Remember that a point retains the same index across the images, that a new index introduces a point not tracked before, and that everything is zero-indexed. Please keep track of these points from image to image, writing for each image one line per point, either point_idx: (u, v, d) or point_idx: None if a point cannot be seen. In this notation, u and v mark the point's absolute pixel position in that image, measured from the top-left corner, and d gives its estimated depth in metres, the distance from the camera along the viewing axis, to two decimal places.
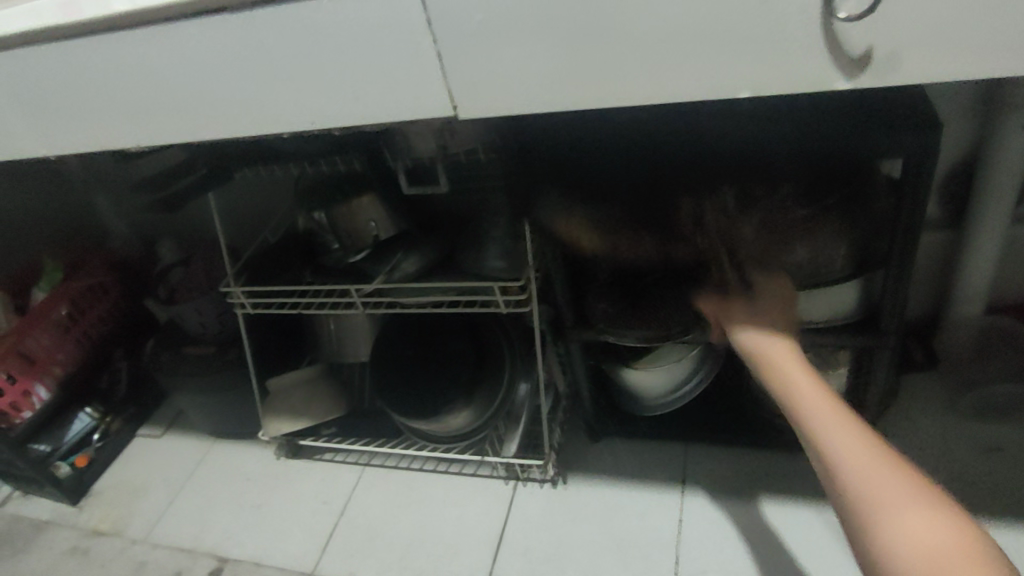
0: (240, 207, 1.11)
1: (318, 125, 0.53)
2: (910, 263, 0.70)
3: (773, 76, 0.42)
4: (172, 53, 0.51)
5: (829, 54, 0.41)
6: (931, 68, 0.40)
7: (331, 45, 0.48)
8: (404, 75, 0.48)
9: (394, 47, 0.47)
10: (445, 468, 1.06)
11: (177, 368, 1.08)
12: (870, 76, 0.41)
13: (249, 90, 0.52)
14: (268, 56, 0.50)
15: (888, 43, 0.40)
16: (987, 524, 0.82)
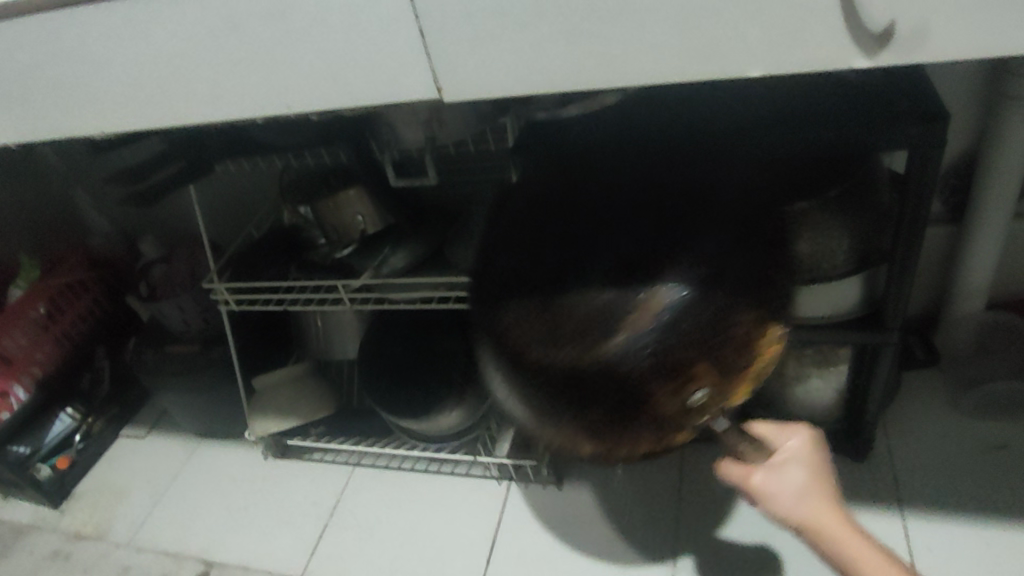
0: (223, 201, 1.07)
1: (293, 109, 0.51)
2: (915, 258, 0.68)
3: (785, 55, 0.40)
4: (141, 32, 0.48)
5: (849, 29, 0.38)
6: (956, 43, 0.37)
7: (312, 24, 0.45)
8: (387, 58, 0.45)
9: (376, 28, 0.44)
10: (437, 468, 1.03)
11: (160, 367, 1.05)
12: (889, 53, 0.39)
13: (225, 71, 0.49)
14: (236, 36, 0.47)
15: (911, 16, 0.37)
16: (992, 524, 0.80)
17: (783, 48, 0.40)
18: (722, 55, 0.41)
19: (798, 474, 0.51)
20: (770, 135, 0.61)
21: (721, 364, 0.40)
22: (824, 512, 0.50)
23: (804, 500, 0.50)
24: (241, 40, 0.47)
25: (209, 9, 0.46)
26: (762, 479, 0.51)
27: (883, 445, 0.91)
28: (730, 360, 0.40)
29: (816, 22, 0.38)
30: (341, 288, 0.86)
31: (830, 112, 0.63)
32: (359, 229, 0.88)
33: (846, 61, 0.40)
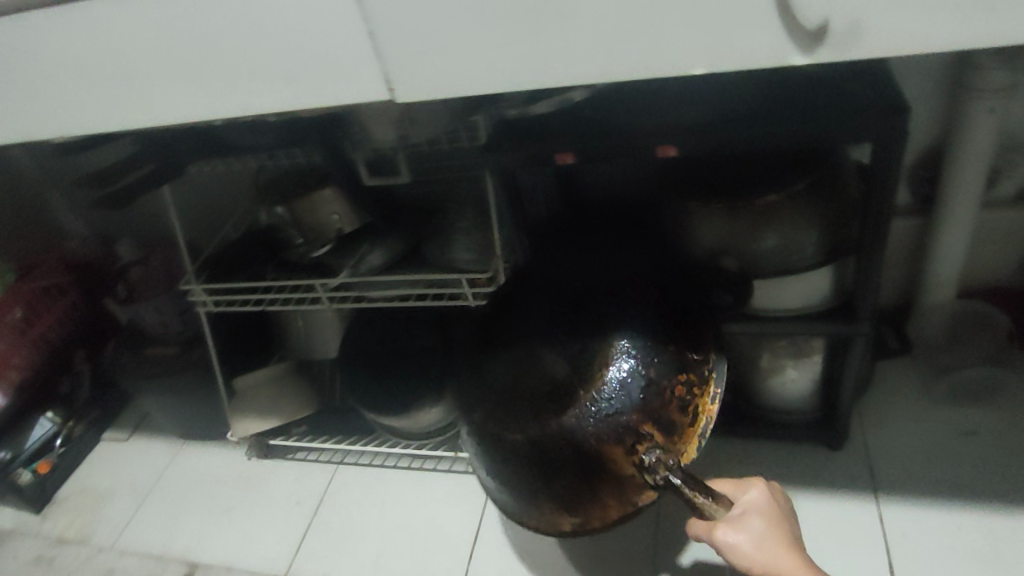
0: (199, 203, 1.07)
1: (248, 110, 0.51)
2: (881, 247, 0.68)
3: (729, 52, 0.42)
4: (106, 34, 0.49)
5: (784, 26, 0.40)
6: (892, 41, 0.39)
7: (273, 24, 0.45)
8: (340, 55, 0.46)
9: (329, 30, 0.45)
10: (419, 465, 1.04)
11: (140, 370, 1.04)
12: (828, 49, 0.41)
13: (190, 74, 0.49)
14: (188, 38, 0.47)
15: (843, 15, 0.39)
16: (962, 509, 0.82)
17: (727, 45, 0.41)
18: (671, 52, 0.42)
19: (757, 525, 0.54)
20: (734, 128, 0.62)
21: (659, 425, 0.63)
22: (787, 566, 0.51)
23: (767, 551, 0.52)
24: (204, 41, 0.47)
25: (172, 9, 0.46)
26: (722, 531, 0.53)
27: (858, 433, 0.93)
28: (665, 421, 0.63)
29: (759, 19, 0.40)
30: (318, 287, 0.86)
31: (793, 105, 0.63)
32: (336, 228, 0.88)
33: (787, 57, 0.42)
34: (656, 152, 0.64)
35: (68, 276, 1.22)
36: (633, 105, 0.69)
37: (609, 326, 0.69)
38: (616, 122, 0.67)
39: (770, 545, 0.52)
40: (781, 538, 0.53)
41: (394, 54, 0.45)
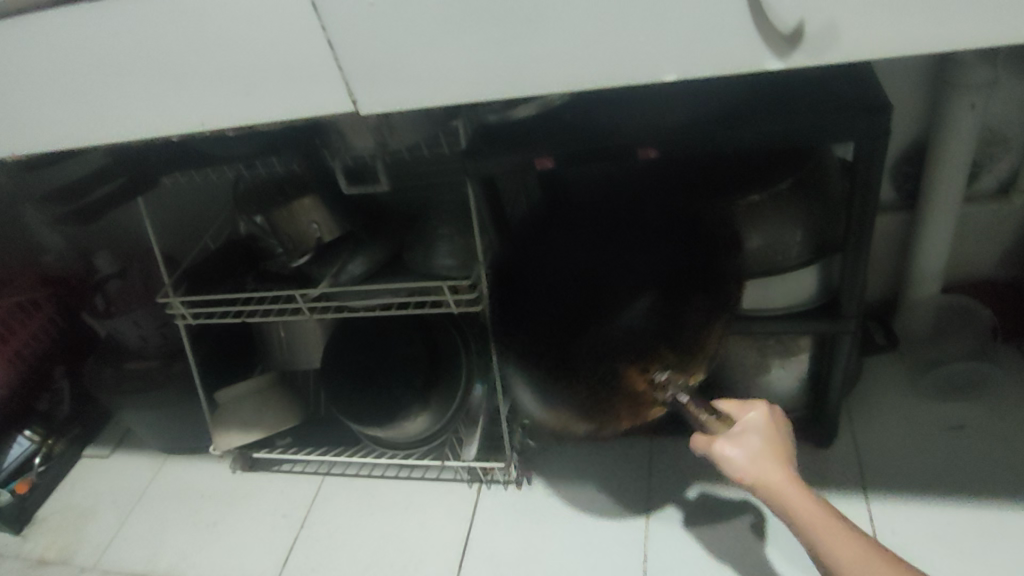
0: (176, 214, 1.05)
1: (211, 126, 0.52)
2: (866, 246, 0.68)
3: (702, 60, 0.44)
4: (87, 47, 0.49)
5: (760, 29, 0.42)
6: (866, 46, 0.42)
7: (252, 36, 0.47)
8: (304, 72, 0.48)
9: (296, 48, 0.47)
10: (407, 474, 1.02)
11: (120, 385, 1.03)
12: (800, 53, 0.43)
13: (174, 86, 0.50)
14: (151, 54, 0.49)
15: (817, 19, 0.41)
16: (952, 504, 0.82)
17: (700, 51, 0.43)
18: (642, 55, 0.44)
19: (754, 445, 0.61)
20: (714, 129, 0.61)
21: (676, 352, 0.63)
22: (778, 475, 0.59)
23: (762, 463, 0.60)
24: (186, 53, 0.48)
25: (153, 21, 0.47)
26: (725, 448, 0.61)
27: (846, 429, 0.93)
28: (683, 346, 0.63)
29: (730, 26, 0.42)
30: (299, 298, 0.85)
31: (775, 104, 0.63)
32: (315, 238, 0.84)
33: (761, 61, 0.44)
34: (636, 156, 0.63)
35: (45, 292, 1.19)
36: (617, 105, 0.68)
37: (616, 298, 0.66)
38: (602, 120, 0.67)
39: (766, 466, 0.60)
40: (774, 451, 0.61)
41: (361, 66, 0.47)
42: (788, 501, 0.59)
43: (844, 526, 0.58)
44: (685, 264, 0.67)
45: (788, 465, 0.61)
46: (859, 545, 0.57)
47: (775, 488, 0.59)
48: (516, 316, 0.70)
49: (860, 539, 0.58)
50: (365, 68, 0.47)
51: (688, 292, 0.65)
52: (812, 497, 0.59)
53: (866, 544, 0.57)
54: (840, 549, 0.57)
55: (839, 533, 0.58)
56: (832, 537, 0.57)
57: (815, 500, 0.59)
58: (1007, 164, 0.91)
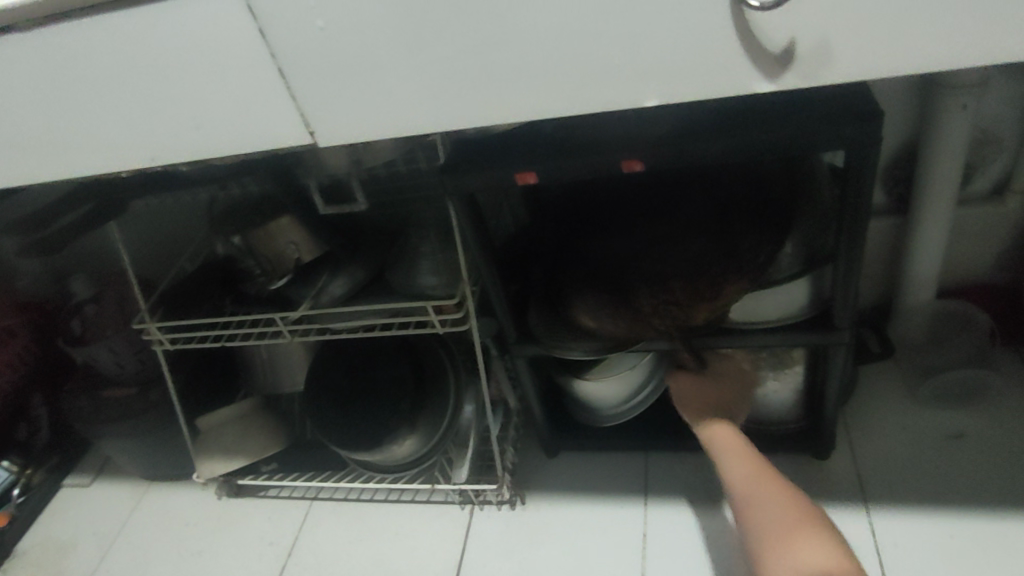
0: (150, 236, 1.02)
1: (159, 162, 0.53)
2: (860, 255, 0.66)
3: (682, 79, 0.43)
4: (54, 66, 0.48)
5: (745, 48, 0.41)
6: (856, 66, 0.40)
7: (199, 75, 0.47)
8: (254, 108, 0.48)
9: (245, 87, 0.47)
10: (397, 497, 1.00)
11: (98, 414, 0.99)
12: (792, 74, 0.42)
13: (145, 103, 0.49)
14: (98, 91, 0.49)
15: (810, 37, 0.40)
16: (956, 515, 0.80)
17: (682, 69, 0.43)
18: (621, 77, 0.43)
19: (728, 428, 0.77)
20: (697, 140, 0.59)
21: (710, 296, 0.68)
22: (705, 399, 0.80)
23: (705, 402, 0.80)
24: (155, 72, 0.47)
25: (119, 39, 0.46)
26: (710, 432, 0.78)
27: (844, 439, 0.91)
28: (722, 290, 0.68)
29: (711, 43, 0.41)
30: (279, 321, 0.82)
31: (763, 114, 0.60)
32: (294, 257, 0.82)
33: (751, 83, 0.43)
34: (620, 168, 0.61)
35: (22, 317, 1.15)
36: (603, 115, 0.66)
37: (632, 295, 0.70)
38: (587, 129, 0.64)
39: (732, 443, 0.75)
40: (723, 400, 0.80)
41: (315, 90, 0.47)
42: (744, 473, 0.72)
43: (794, 500, 0.69)
44: (705, 239, 0.70)
45: (763, 459, 0.74)
46: (798, 512, 0.67)
47: (738, 466, 0.73)
48: (541, 317, 0.76)
49: (806, 511, 0.67)
50: (327, 93, 0.47)
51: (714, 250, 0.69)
52: (772, 480, 0.71)
53: (806, 514, 0.67)
54: (779, 509, 0.68)
55: (784, 503, 0.68)
56: (775, 503, 0.68)
57: (775, 481, 0.71)
58: (1001, 164, 0.89)
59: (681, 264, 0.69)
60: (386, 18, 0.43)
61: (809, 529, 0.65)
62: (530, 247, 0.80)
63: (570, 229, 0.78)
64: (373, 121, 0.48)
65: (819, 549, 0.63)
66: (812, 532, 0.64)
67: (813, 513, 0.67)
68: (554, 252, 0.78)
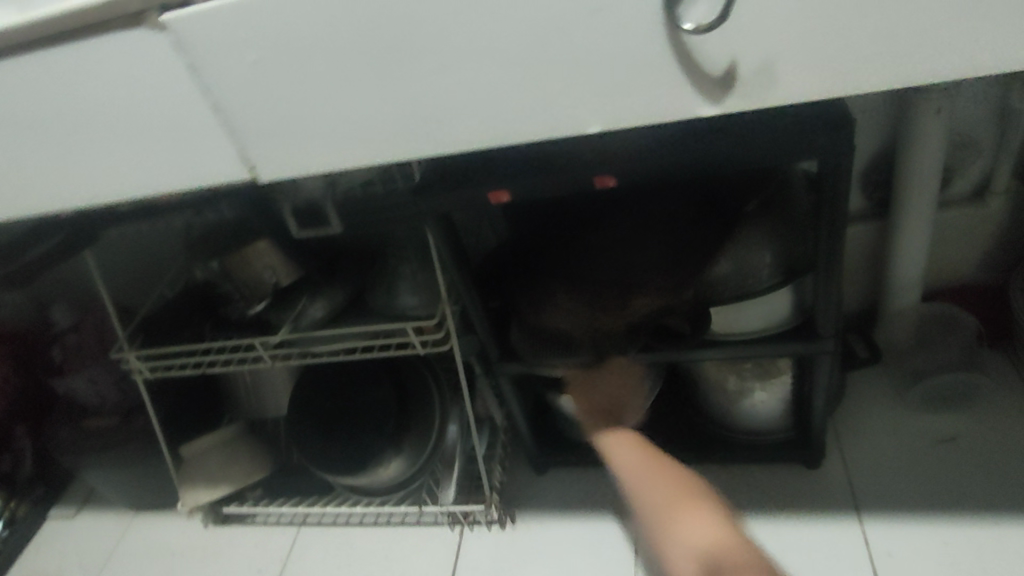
0: (130, 263, 1.01)
1: (98, 202, 0.54)
2: (838, 264, 0.65)
3: (637, 102, 0.43)
4: (26, 90, 0.49)
5: (685, 72, 0.41)
6: (801, 87, 0.41)
7: (135, 115, 0.48)
8: (190, 147, 0.49)
9: (180, 126, 0.48)
10: (385, 519, 0.98)
11: (79, 445, 0.98)
12: (734, 98, 0.42)
13: (113, 132, 0.50)
14: (42, 132, 0.51)
15: (752, 59, 0.40)
16: (948, 521, 0.79)
17: (627, 95, 0.43)
18: (575, 103, 0.43)
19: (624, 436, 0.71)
20: (666, 155, 0.58)
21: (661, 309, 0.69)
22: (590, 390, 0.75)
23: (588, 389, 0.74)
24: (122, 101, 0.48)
25: (86, 68, 0.46)
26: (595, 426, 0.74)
27: (834, 447, 0.90)
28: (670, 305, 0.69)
29: (665, 65, 0.41)
30: (258, 347, 0.81)
31: (732, 126, 0.59)
32: (271, 282, 0.81)
33: (691, 107, 0.43)
34: (594, 184, 0.60)
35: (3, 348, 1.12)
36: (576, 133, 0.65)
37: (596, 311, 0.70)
38: (560, 146, 0.64)
39: (625, 447, 0.69)
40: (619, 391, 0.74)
41: (269, 124, 0.47)
42: (656, 489, 0.64)
43: (688, 495, 0.62)
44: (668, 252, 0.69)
45: (670, 469, 0.65)
46: (698, 512, 0.60)
47: (625, 453, 0.69)
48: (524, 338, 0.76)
49: (678, 471, 0.65)
50: (282, 129, 0.48)
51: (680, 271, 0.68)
52: (674, 479, 0.64)
53: (708, 516, 0.59)
54: (680, 511, 0.61)
55: (667, 484, 0.64)
56: (706, 540, 0.57)
57: (681, 486, 0.63)
58: (979, 168, 0.89)
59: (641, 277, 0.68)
60: (339, 49, 0.43)
61: (740, 557, 0.54)
62: (499, 261, 0.79)
63: (537, 242, 0.76)
64: (332, 155, 0.48)
65: (685, 510, 0.61)
66: (699, 518, 0.59)
67: (688, 482, 0.64)
68: (520, 264, 0.76)
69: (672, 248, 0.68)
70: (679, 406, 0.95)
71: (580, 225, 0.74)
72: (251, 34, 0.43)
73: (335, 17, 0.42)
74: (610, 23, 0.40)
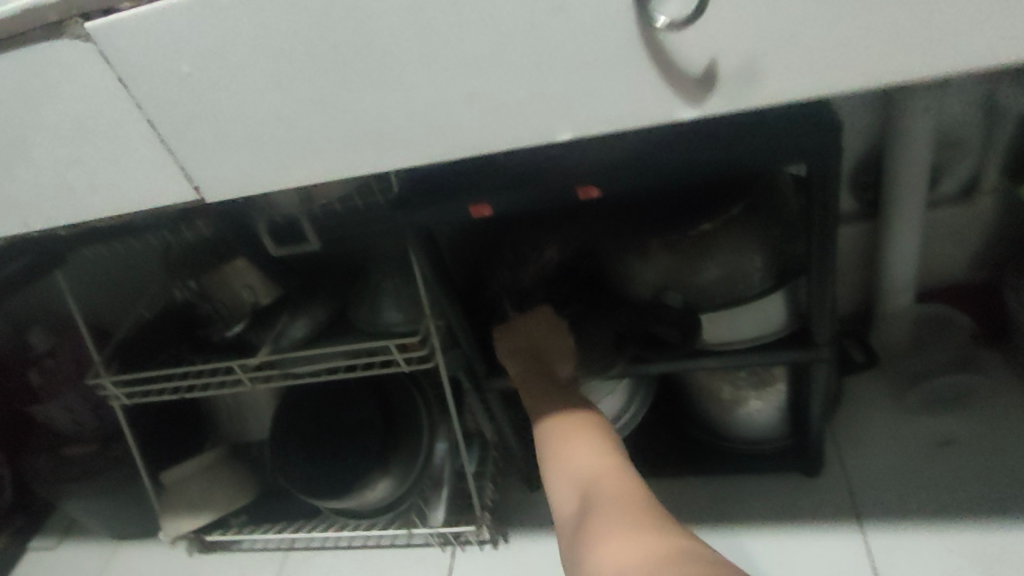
0: (107, 285, 0.98)
1: (52, 224, 0.52)
2: (831, 267, 0.63)
3: (613, 107, 0.41)
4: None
5: (664, 75, 0.40)
6: (784, 87, 0.39)
7: (77, 133, 0.46)
8: (140, 164, 0.47)
9: (127, 142, 0.46)
10: (375, 542, 0.95)
11: (56, 475, 0.95)
12: (717, 99, 0.40)
13: (68, 146, 0.47)
14: None
15: (734, 60, 0.38)
16: (952, 527, 0.77)
17: (601, 101, 0.41)
18: (548, 111, 0.42)
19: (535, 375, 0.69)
20: (649, 161, 0.56)
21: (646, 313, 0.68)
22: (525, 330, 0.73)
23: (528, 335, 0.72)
24: (73, 113, 0.45)
25: (29, 80, 0.44)
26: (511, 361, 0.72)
27: (832, 454, 0.88)
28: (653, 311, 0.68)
29: (640, 70, 0.40)
30: (237, 369, 0.78)
31: (714, 127, 0.57)
32: (249, 302, 0.79)
33: (672, 111, 0.41)
34: (577, 195, 0.58)
35: None
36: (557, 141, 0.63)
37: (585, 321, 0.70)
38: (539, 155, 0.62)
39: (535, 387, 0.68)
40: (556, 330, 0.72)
41: (226, 142, 0.45)
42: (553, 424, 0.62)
43: (579, 429, 0.60)
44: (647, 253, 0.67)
45: (571, 408, 0.63)
46: (584, 445, 0.58)
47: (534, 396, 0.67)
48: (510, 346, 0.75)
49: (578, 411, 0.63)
50: (246, 142, 0.45)
51: (662, 275, 0.68)
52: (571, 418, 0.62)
53: (594, 449, 0.57)
54: (569, 443, 0.59)
55: (563, 420, 0.62)
56: (585, 469, 0.55)
57: (577, 422, 0.61)
58: (968, 166, 0.88)
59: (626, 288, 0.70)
60: (294, 62, 0.41)
61: (606, 484, 0.52)
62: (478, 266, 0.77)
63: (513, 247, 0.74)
64: (301, 169, 0.47)
65: (572, 443, 0.59)
66: (586, 453, 0.57)
67: (587, 420, 0.62)
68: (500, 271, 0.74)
69: (654, 253, 0.67)
70: (673, 416, 0.93)
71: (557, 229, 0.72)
72: (195, 49, 0.41)
73: (289, 25, 0.39)
74: (584, 27, 0.38)
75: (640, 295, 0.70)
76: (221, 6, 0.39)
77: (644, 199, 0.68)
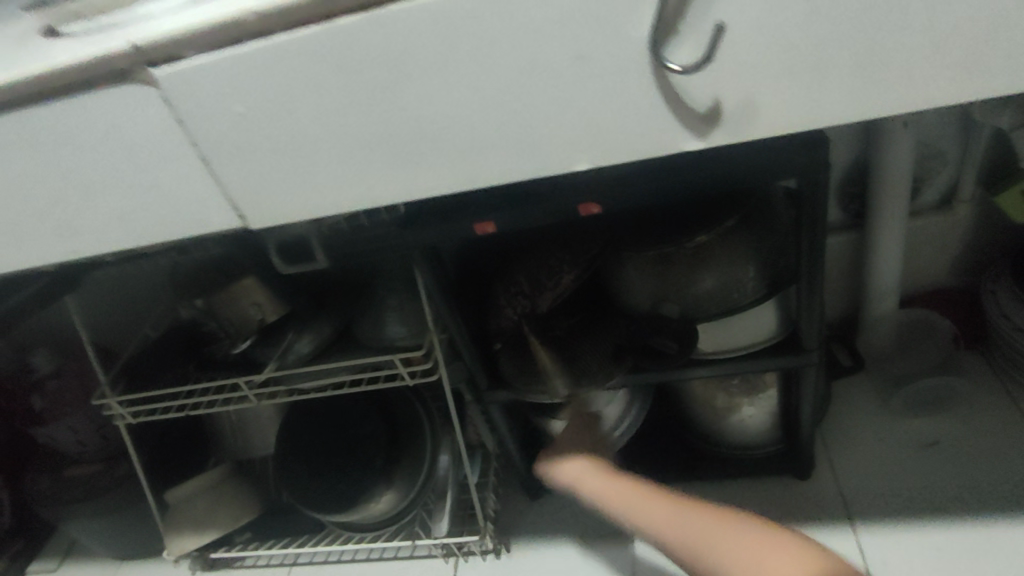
0: (110, 305, 0.99)
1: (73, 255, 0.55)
2: (820, 276, 0.66)
3: (623, 141, 0.44)
4: (22, 143, 0.48)
5: (668, 104, 0.42)
6: (780, 120, 0.42)
7: (106, 172, 0.49)
8: (162, 198, 0.50)
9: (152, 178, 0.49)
10: (379, 555, 0.97)
11: (62, 495, 0.95)
12: (721, 132, 0.43)
13: (111, 179, 0.49)
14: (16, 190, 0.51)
15: (736, 95, 0.41)
16: (940, 525, 0.80)
17: (611, 138, 0.44)
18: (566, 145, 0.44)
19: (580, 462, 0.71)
20: (646, 178, 0.59)
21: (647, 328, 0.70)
22: (573, 465, 0.72)
23: (580, 468, 0.71)
24: (124, 145, 0.47)
25: (77, 120, 0.46)
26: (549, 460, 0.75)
27: (823, 455, 0.91)
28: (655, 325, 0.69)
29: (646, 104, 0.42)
30: (244, 386, 0.80)
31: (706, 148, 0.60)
32: (257, 318, 0.80)
33: (680, 140, 0.44)
34: (578, 212, 0.61)
35: None
36: None
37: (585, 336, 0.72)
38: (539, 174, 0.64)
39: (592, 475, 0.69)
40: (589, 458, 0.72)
41: (251, 172, 0.48)
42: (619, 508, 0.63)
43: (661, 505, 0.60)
44: (645, 266, 0.70)
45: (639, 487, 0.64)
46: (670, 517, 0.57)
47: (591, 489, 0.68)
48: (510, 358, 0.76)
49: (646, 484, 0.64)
50: (272, 173, 0.48)
51: (654, 288, 0.71)
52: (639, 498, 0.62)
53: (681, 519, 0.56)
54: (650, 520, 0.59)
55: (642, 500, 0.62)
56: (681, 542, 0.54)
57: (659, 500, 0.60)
58: (945, 178, 0.92)
59: (624, 298, 0.74)
60: (324, 96, 0.44)
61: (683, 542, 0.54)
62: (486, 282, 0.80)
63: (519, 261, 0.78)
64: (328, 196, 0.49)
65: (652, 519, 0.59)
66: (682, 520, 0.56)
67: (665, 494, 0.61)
68: (507, 283, 0.77)
69: (651, 266, 0.70)
70: (669, 424, 0.95)
71: (560, 242, 0.76)
72: (234, 85, 0.43)
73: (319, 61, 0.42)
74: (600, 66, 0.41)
75: (637, 307, 0.73)
76: (254, 46, 0.42)
77: (645, 213, 0.73)
